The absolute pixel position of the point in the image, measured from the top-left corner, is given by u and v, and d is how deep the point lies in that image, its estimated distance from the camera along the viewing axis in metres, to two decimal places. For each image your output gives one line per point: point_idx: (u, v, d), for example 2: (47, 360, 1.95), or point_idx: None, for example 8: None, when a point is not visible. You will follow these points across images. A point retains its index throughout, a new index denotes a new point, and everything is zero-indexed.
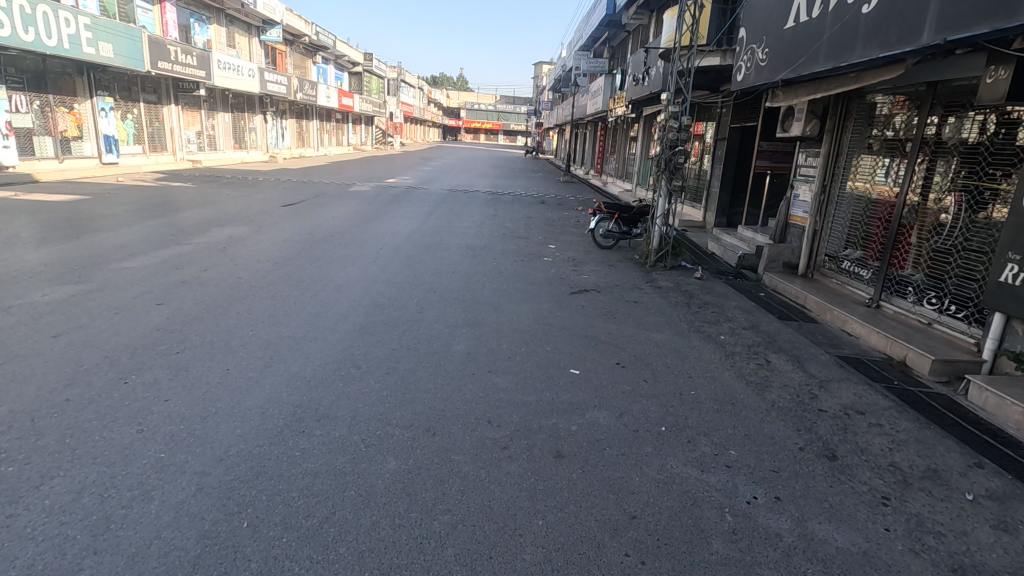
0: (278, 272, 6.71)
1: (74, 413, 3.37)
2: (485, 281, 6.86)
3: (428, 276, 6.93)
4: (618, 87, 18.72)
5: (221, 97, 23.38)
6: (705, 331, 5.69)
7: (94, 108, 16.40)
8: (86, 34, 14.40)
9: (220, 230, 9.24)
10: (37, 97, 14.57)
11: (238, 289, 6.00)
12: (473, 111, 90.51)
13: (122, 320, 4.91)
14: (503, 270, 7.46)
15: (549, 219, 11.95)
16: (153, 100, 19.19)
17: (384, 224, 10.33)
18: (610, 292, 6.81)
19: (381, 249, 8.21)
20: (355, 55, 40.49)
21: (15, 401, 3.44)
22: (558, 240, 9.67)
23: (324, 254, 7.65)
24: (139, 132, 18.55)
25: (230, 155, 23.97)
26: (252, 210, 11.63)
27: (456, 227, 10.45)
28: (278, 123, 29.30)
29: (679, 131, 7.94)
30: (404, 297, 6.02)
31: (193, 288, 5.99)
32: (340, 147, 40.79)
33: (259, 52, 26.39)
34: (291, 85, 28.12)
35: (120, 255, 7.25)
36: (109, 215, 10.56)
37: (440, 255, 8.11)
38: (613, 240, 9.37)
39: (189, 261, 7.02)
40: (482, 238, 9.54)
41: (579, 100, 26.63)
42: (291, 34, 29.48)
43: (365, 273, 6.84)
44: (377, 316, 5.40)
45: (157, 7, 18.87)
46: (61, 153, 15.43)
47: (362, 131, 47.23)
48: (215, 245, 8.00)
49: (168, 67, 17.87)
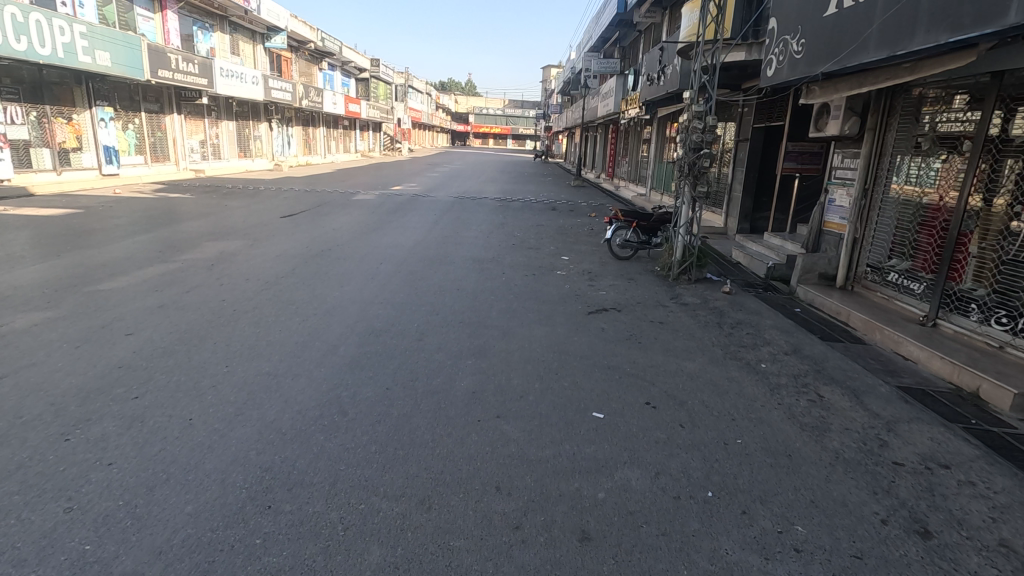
0: (266, 293, 6.12)
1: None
2: (492, 301, 6.22)
3: (431, 295, 6.31)
4: (630, 88, 18.06)
5: (225, 105, 23.09)
6: (743, 358, 5.01)
7: (93, 119, 16.02)
8: (82, 42, 14.00)
9: (212, 244, 8.69)
10: (33, 108, 14.21)
11: (220, 315, 5.41)
12: (481, 116, 90.15)
13: (81, 356, 4.33)
14: (513, 287, 6.83)
15: (561, 227, 11.30)
16: (154, 109, 18.86)
17: (386, 235, 9.75)
18: (631, 311, 6.13)
19: (382, 263, 7.62)
20: (361, 61, 40.17)
21: None
22: (572, 252, 9.01)
23: (320, 272, 7.05)
24: (141, 142, 18.20)
25: (234, 164, 23.61)
26: (250, 222, 11.10)
27: (462, 237, 9.85)
28: (284, 131, 29.01)
29: (704, 132, 7.21)
30: (402, 322, 5.39)
31: (169, 314, 5.40)
32: (348, 153, 40.48)
33: (264, 60, 26.08)
34: (297, 92, 27.76)
35: (99, 274, 6.70)
36: (101, 228, 10.10)
37: (446, 270, 7.50)
38: (630, 250, 8.70)
39: (173, 281, 6.45)
40: (490, 249, 8.92)
41: (590, 102, 25.98)
42: (296, 40, 29.16)
43: (362, 293, 6.22)
44: (371, 346, 4.77)
45: (158, 14, 18.54)
46: (59, 165, 15.05)
47: (369, 138, 46.95)
48: (203, 262, 7.44)
49: (169, 75, 17.47)
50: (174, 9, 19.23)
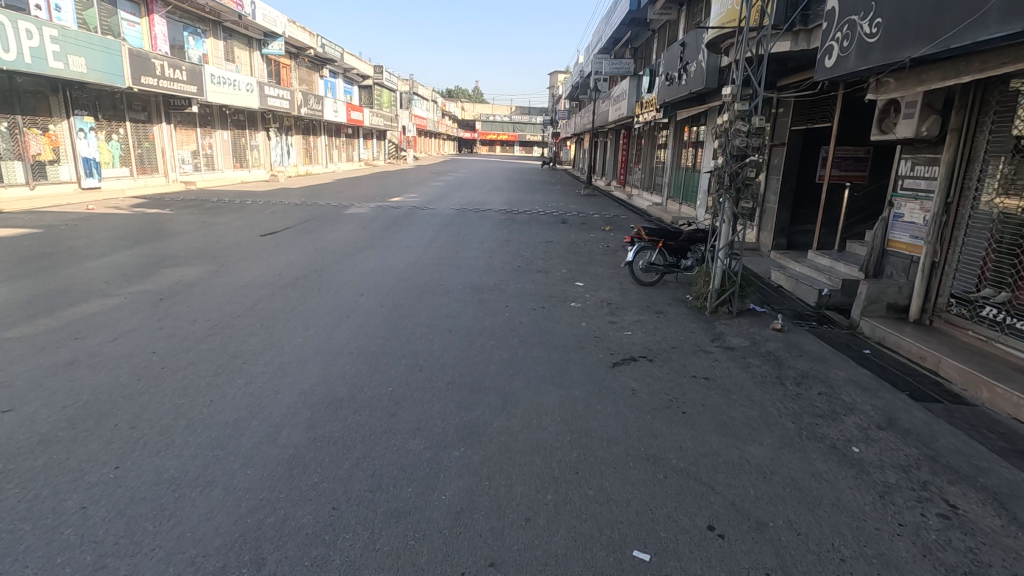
0: (210, 341, 4.90)
1: None
2: (492, 348, 4.97)
3: (415, 340, 5.09)
4: (646, 90, 16.86)
5: (219, 114, 22.17)
6: (825, 437, 3.73)
7: (71, 129, 15.05)
8: (52, 46, 13.01)
9: (170, 270, 7.49)
10: (3, 118, 13.22)
11: (139, 375, 4.19)
12: (488, 123, 89.27)
13: None
14: (519, 326, 5.59)
15: (572, 244, 10.05)
16: (141, 118, 17.92)
17: (374, 256, 8.56)
18: (666, 362, 4.86)
19: (363, 295, 6.41)
20: (364, 68, 39.34)
21: None
22: (587, 276, 7.75)
23: (286, 309, 5.84)
24: (126, 153, 17.23)
25: (229, 175, 22.65)
26: (226, 241, 9.96)
27: (461, 258, 8.62)
28: (282, 140, 28.08)
29: (750, 136, 5.93)
30: (373, 384, 4.16)
31: (75, 374, 4.19)
32: (350, 162, 39.56)
33: (261, 67, 25.23)
34: (296, 100, 26.82)
35: (16, 313, 5.52)
36: (56, 250, 8.97)
37: (437, 303, 6.27)
38: (656, 275, 7.44)
39: (102, 323, 5.25)
40: (492, 274, 7.69)
41: (600, 107, 24.82)
42: (295, 46, 28.28)
43: (330, 340, 5.00)
44: (325, 428, 3.53)
45: (144, 19, 17.61)
46: (33, 178, 14.05)
47: (373, 146, 46.09)
48: (150, 294, 6.26)
49: (153, 82, 16.45)
50: (162, 13, 18.30)
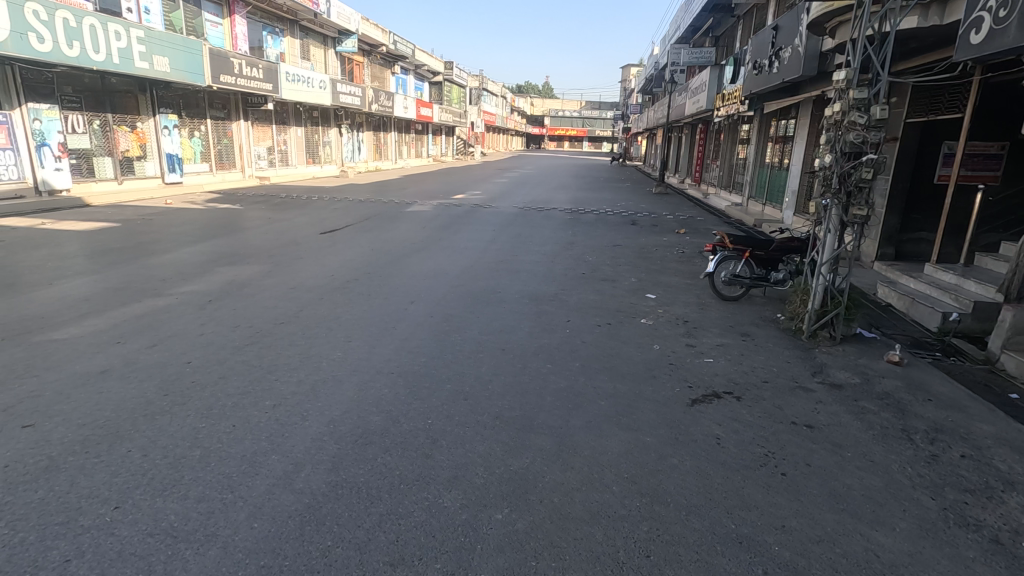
0: (246, 351, 4.58)
1: None
2: (549, 373, 4.34)
3: (463, 360, 4.53)
4: (728, 80, 15.55)
5: (294, 111, 22.78)
6: (983, 527, 2.81)
7: (157, 127, 15.78)
8: (138, 47, 13.57)
9: (226, 269, 7.38)
10: (95, 116, 13.99)
11: (167, 390, 3.88)
12: (557, 118, 88.17)
13: None
14: (580, 347, 4.92)
15: (643, 249, 9.21)
16: (221, 116, 18.61)
17: (429, 258, 8.13)
18: (758, 402, 4.03)
19: (412, 303, 5.96)
20: (435, 64, 39.64)
21: None
22: (659, 287, 6.94)
23: (331, 317, 5.47)
24: (206, 150, 17.95)
25: (302, 171, 23.27)
26: (287, 238, 9.90)
27: (521, 262, 8.02)
28: (354, 137, 28.64)
29: (868, 129, 4.89)
30: (411, 415, 3.64)
31: (106, 386, 3.94)
32: (418, 159, 39.99)
33: (335, 64, 25.75)
34: (367, 96, 27.00)
35: (71, 312, 5.48)
36: (129, 245, 9.20)
37: (491, 314, 5.71)
38: (741, 288, 6.52)
39: (147, 326, 5.08)
40: (554, 282, 7.05)
41: (676, 100, 23.47)
42: (368, 44, 28.71)
43: (370, 356, 4.54)
44: (350, 470, 3.04)
45: (226, 19, 18.21)
46: (121, 173, 14.81)
47: (442, 142, 46.45)
48: (201, 295, 6.10)
49: (231, 80, 16.97)
50: (243, 13, 18.88)
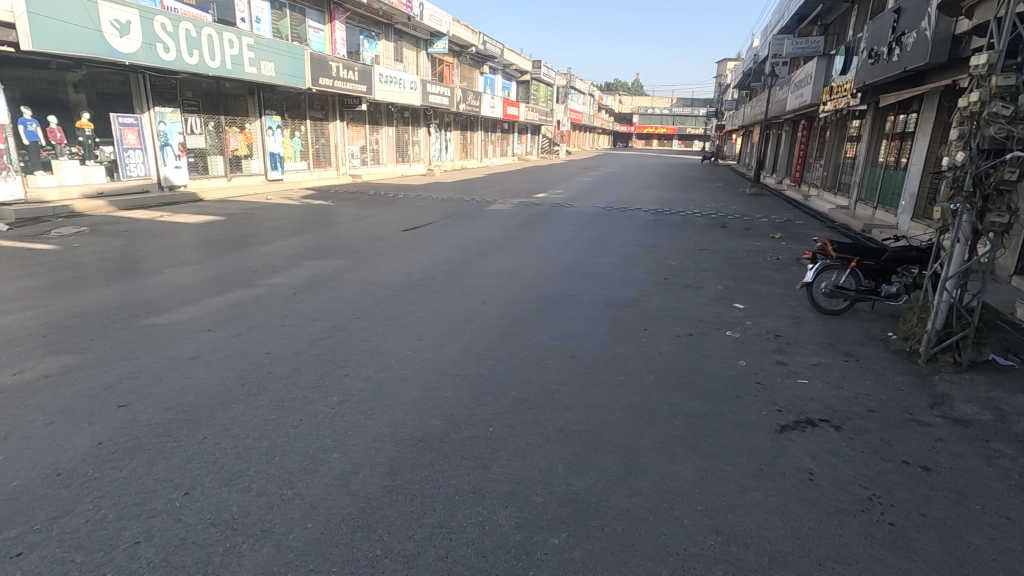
0: (321, 345, 4.69)
1: None
2: (620, 386, 4.07)
3: (531, 366, 4.37)
4: (838, 71, 14.24)
5: (386, 111, 23.71)
6: None
7: (263, 128, 16.98)
8: (248, 53, 14.64)
9: (312, 262, 7.71)
10: (210, 119, 15.28)
11: (245, 379, 4.04)
12: (646, 116, 85.71)
13: (32, 445, 3.17)
14: (656, 359, 4.59)
15: (732, 254, 8.60)
16: (319, 117, 19.73)
17: (505, 257, 8.05)
18: (861, 434, 3.53)
19: (484, 303, 5.88)
20: (523, 63, 39.80)
21: None
22: (749, 296, 6.41)
23: (403, 314, 5.52)
24: (305, 149, 19.09)
25: (392, 169, 24.17)
26: (372, 234, 10.24)
27: (599, 265, 7.74)
28: (442, 136, 29.37)
29: (1014, 122, 4.15)
30: (472, 421, 3.53)
31: (193, 371, 4.16)
32: (503, 157, 40.34)
33: (426, 66, 26.51)
34: (456, 96, 27.57)
35: (173, 298, 5.92)
36: (232, 237, 9.92)
37: (563, 318, 5.50)
38: (844, 301, 5.85)
39: (236, 316, 5.37)
40: (632, 286, 6.71)
41: (776, 94, 21.93)
42: (459, 44, 29.32)
43: (437, 357, 4.50)
44: (407, 476, 2.97)
45: (327, 25, 19.26)
46: (230, 171, 16.07)
47: (527, 141, 46.57)
48: (287, 287, 6.39)
49: (330, 83, 17.91)
50: (342, 19, 19.89)
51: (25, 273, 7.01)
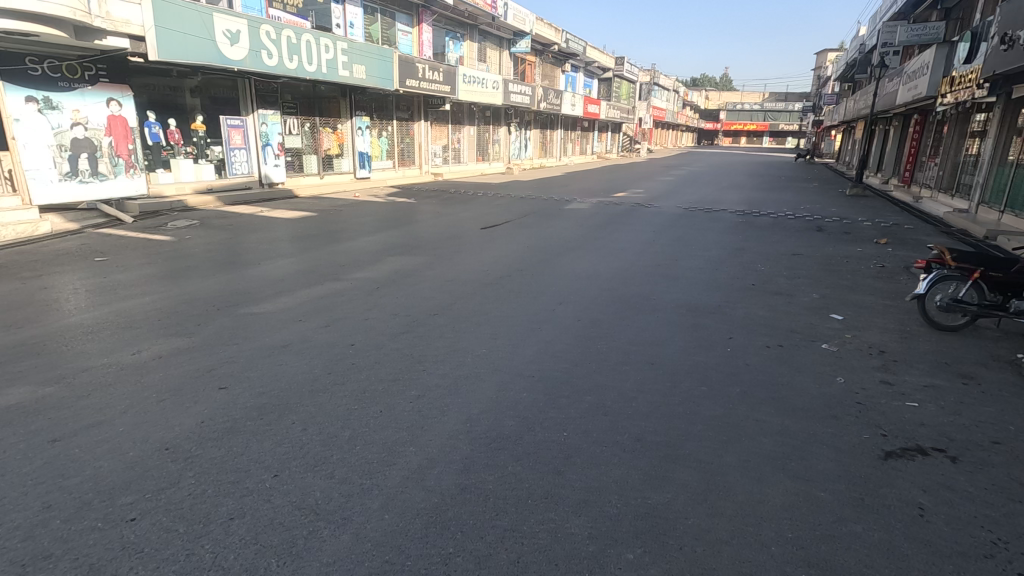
0: (401, 339, 4.83)
1: None
2: (703, 397, 3.87)
3: (607, 371, 4.26)
4: (962, 59, 12.83)
5: (468, 111, 24.16)
6: None
7: (353, 128, 17.83)
8: (342, 57, 15.43)
9: (395, 258, 7.98)
10: (306, 120, 16.26)
11: (331, 369, 4.24)
12: (734, 112, 81.73)
13: (147, 419, 3.48)
14: (743, 370, 4.34)
15: (830, 260, 7.97)
16: (405, 117, 20.45)
17: (583, 258, 7.93)
18: (984, 468, 3.13)
19: (560, 304, 5.82)
20: (605, 60, 39.18)
21: None
22: (849, 307, 5.91)
23: (480, 312, 5.57)
24: (391, 148, 19.87)
25: (472, 168, 24.62)
26: (451, 231, 10.45)
27: (680, 268, 7.44)
28: (521, 134, 29.52)
29: None
30: (546, 424, 3.49)
31: (284, 359, 4.42)
32: (582, 156, 39.95)
33: (509, 65, 26.75)
34: (537, 94, 27.60)
35: (270, 289, 6.34)
36: (323, 232, 10.48)
37: (642, 323, 5.33)
38: (963, 317, 5.25)
39: (324, 307, 5.66)
40: (717, 292, 6.39)
41: (885, 86, 20.14)
42: (541, 43, 29.33)
43: (512, 356, 4.50)
44: (480, 475, 2.98)
45: (415, 28, 19.89)
46: (323, 169, 17.03)
47: (608, 139, 45.82)
48: (371, 281, 6.66)
49: (416, 84, 18.50)
50: (430, 22, 20.47)
51: (146, 262, 7.77)
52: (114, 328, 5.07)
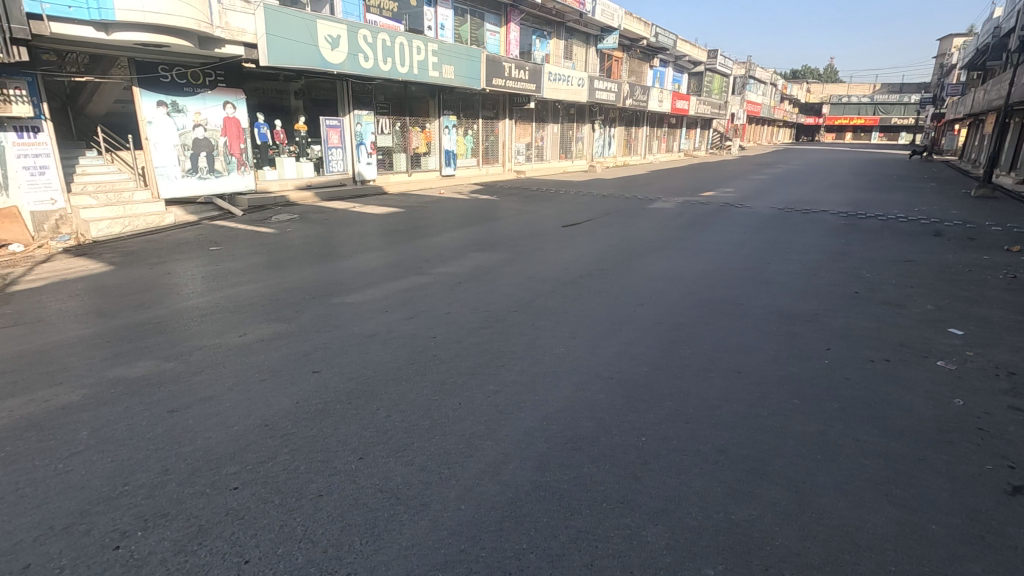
0: (481, 334, 4.92)
1: None
2: (795, 411, 3.62)
3: (690, 377, 4.10)
4: None
5: (552, 108, 24.15)
6: None
7: (440, 127, 18.38)
8: (433, 58, 15.94)
9: (477, 254, 8.14)
10: (397, 120, 16.97)
11: (413, 360, 4.40)
12: (838, 106, 75.81)
13: (250, 397, 3.78)
14: (842, 384, 4.01)
15: (950, 268, 7.19)
16: (490, 116, 20.78)
17: (667, 259, 7.68)
18: None
19: (641, 306, 5.67)
20: (697, 54, 37.65)
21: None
22: (971, 320, 5.31)
23: (558, 310, 5.56)
24: (476, 146, 20.27)
25: (554, 165, 24.58)
26: (532, 229, 10.49)
27: (773, 272, 7.01)
28: (605, 132, 29.08)
29: None
30: (624, 427, 3.42)
31: (371, 348, 4.64)
32: (668, 153, 38.69)
33: (595, 61, 26.41)
34: (623, 90, 27.04)
35: (360, 281, 6.68)
36: (409, 228, 10.89)
37: (729, 329, 5.08)
38: None
39: (409, 300, 5.88)
40: (814, 299, 5.95)
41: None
42: (629, 38, 28.70)
43: (590, 356, 4.45)
44: (555, 473, 2.97)
45: (502, 28, 20.15)
46: (411, 167, 17.69)
47: (696, 136, 44.07)
48: (453, 276, 6.83)
49: (502, 83, 18.74)
50: (517, 21, 20.64)
51: (252, 252, 8.45)
52: (224, 312, 5.56)
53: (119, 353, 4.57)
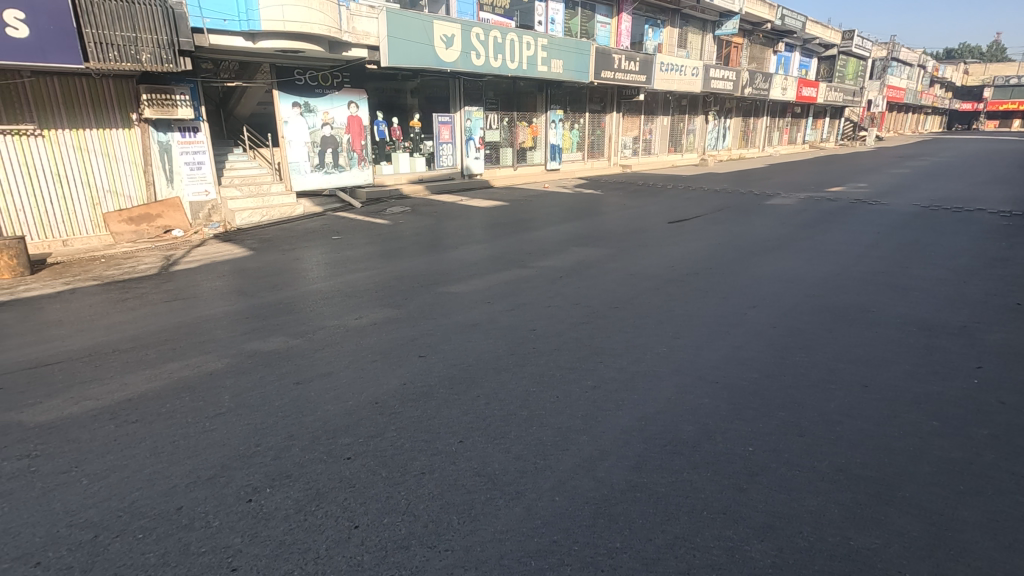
0: (581, 329, 4.90)
1: (158, 541, 2.51)
2: (934, 434, 3.22)
3: (806, 387, 3.79)
4: None
5: (662, 100, 23.29)
6: None
7: (547, 121, 18.47)
8: (542, 53, 16.01)
9: (579, 249, 8.09)
10: (505, 115, 17.30)
11: (513, 350, 4.48)
12: (1005, 89, 65.59)
13: (362, 376, 4.07)
14: (994, 407, 3.50)
15: None
16: (597, 109, 20.49)
17: (784, 259, 7.14)
18: None
19: (753, 308, 5.33)
20: (829, 35, 34.34)
21: (155, 488, 2.87)
22: None
23: (661, 309, 5.38)
24: (581, 140, 20.12)
25: (662, 159, 23.74)
26: (636, 224, 10.24)
27: (911, 277, 6.26)
28: (719, 124, 27.53)
29: None
30: (729, 435, 3.24)
31: (473, 337, 4.80)
32: (790, 145, 35.79)
33: (711, 49, 25.05)
34: (742, 79, 25.39)
35: (465, 271, 6.92)
36: (513, 221, 11.08)
37: (856, 337, 4.62)
38: None
39: (510, 292, 5.99)
40: (963, 309, 5.24)
41: None
42: (751, 22, 26.84)
43: (694, 358, 4.26)
44: (653, 476, 2.89)
45: (614, 18, 19.73)
46: (517, 161, 17.96)
47: (823, 126, 40.34)
48: (554, 270, 6.87)
49: (611, 75, 18.39)
50: (630, 11, 20.11)
51: (368, 242, 9.07)
52: (344, 296, 6.04)
53: (257, 328, 5.13)
